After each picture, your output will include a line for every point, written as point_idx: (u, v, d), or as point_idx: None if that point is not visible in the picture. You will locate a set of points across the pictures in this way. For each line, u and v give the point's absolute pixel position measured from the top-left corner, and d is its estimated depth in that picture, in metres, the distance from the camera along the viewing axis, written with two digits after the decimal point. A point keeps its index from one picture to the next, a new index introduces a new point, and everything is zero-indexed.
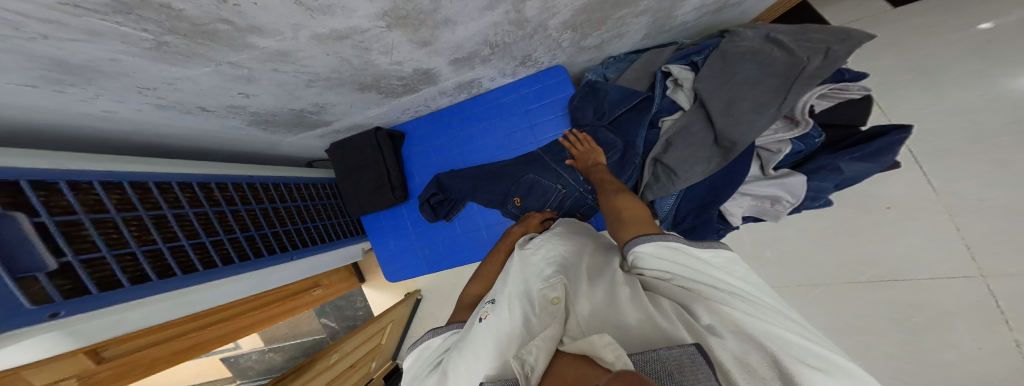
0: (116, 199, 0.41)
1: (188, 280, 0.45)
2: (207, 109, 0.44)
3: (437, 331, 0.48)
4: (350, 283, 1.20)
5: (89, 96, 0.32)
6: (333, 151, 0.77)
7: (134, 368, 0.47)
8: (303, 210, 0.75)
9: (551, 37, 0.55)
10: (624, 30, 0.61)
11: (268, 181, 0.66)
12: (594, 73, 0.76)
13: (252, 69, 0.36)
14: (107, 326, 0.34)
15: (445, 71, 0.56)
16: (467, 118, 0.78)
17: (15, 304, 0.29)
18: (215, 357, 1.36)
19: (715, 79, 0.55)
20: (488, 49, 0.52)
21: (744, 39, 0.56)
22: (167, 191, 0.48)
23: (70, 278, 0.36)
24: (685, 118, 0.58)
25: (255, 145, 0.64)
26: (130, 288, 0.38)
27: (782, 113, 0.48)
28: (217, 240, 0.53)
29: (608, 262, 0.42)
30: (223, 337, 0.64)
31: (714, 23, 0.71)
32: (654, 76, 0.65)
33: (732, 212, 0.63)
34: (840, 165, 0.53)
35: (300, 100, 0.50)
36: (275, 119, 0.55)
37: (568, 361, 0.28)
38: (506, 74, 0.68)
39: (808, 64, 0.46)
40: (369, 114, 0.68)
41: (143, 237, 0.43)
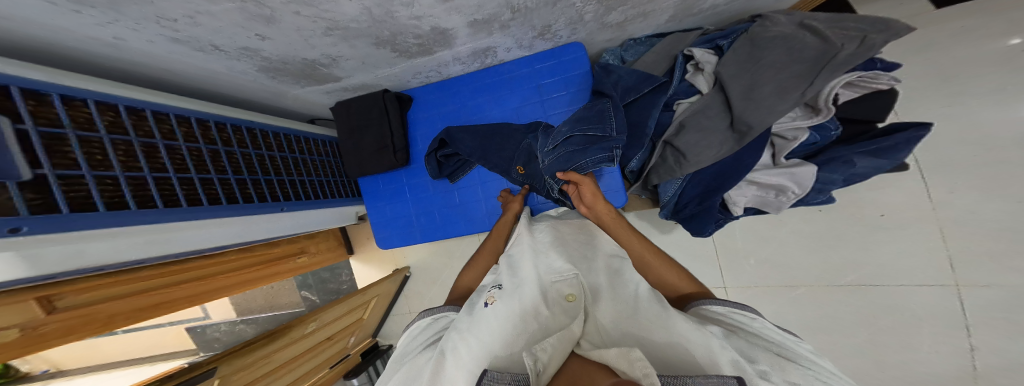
0: (109, 120, 0.40)
1: (169, 215, 0.43)
2: (219, 49, 0.42)
3: (427, 311, 0.49)
4: (338, 255, 1.26)
5: (106, 20, 0.32)
6: (337, 110, 0.76)
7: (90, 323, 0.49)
8: (300, 164, 0.74)
9: (574, 7, 0.53)
10: (650, 8, 0.59)
11: (267, 130, 0.66)
12: (611, 54, 0.75)
13: (274, 10, 0.35)
14: (68, 252, 0.33)
15: (462, 33, 0.54)
16: (477, 88, 0.76)
17: None
18: (180, 326, 1.38)
19: (740, 62, 0.55)
20: (509, 13, 0.50)
21: (776, 24, 0.54)
22: (162, 122, 0.47)
23: (42, 194, 0.33)
24: (702, 101, 0.58)
25: (259, 93, 0.63)
26: (109, 212, 0.37)
27: (804, 99, 0.47)
28: (207, 179, 0.52)
29: (623, 269, 0.45)
30: (189, 299, 0.66)
31: (746, 8, 0.68)
32: (675, 59, 0.64)
33: (735, 201, 0.64)
34: (852, 158, 0.54)
35: (314, 50, 0.48)
36: (285, 68, 0.54)
37: (579, 365, 0.31)
38: (523, 45, 0.67)
39: (841, 51, 0.44)
40: (380, 75, 0.66)
41: (130, 164, 0.42)
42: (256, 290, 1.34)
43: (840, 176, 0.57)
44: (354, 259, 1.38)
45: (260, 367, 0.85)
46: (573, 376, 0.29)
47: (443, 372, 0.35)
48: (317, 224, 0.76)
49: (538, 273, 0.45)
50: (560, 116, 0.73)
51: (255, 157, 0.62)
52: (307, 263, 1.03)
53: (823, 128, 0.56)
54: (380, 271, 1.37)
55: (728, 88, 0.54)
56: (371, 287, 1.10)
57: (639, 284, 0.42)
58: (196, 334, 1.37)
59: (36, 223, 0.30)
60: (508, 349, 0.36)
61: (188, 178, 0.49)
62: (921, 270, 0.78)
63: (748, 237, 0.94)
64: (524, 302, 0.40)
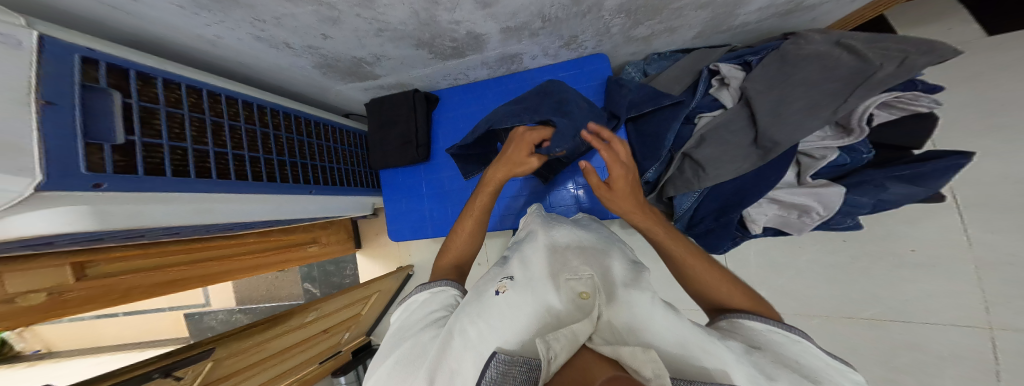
0: (192, 101, 0.47)
1: (216, 186, 0.47)
2: (289, 46, 0.51)
3: (423, 287, 0.49)
4: (345, 248, 1.30)
5: (214, 21, 0.41)
6: (371, 105, 0.81)
7: (108, 293, 0.55)
8: (332, 151, 0.79)
9: (602, 20, 0.56)
10: (678, 23, 0.60)
11: (309, 118, 0.72)
12: (634, 67, 0.77)
13: (341, 12, 0.42)
14: (129, 213, 0.37)
15: (495, 39, 0.58)
16: (500, 92, 0.79)
17: (73, 167, 0.29)
18: (179, 312, 1.42)
19: (768, 79, 0.56)
20: (540, 22, 0.54)
21: (811, 42, 0.54)
22: (231, 105, 0.54)
23: (127, 157, 0.36)
24: (725, 115, 0.59)
25: (308, 87, 0.70)
26: (176, 178, 0.41)
27: (835, 117, 0.48)
28: (255, 157, 0.56)
29: (641, 271, 0.44)
30: (203, 279, 0.72)
31: (779, 27, 0.68)
32: (698, 74, 0.65)
33: (755, 219, 0.64)
34: (885, 183, 0.54)
35: (364, 49, 0.55)
36: (336, 65, 0.60)
37: (591, 359, 0.30)
38: (549, 54, 0.69)
39: (879, 70, 0.45)
40: (414, 74, 0.71)
41: (199, 138, 0.47)
42: (260, 280, 1.40)
43: (868, 199, 0.56)
44: (360, 253, 1.42)
45: (253, 354, 0.86)
46: (583, 367, 0.28)
47: (448, 352, 0.35)
48: (335, 210, 0.80)
49: (551, 268, 0.44)
50: None
51: (295, 142, 0.67)
52: (316, 252, 1.09)
53: (854, 150, 0.56)
54: (384, 268, 1.41)
55: (755, 103, 0.54)
56: (374, 282, 1.16)
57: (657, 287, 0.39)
58: (192, 321, 1.41)
59: (116, 181, 0.34)
60: (518, 338, 0.35)
61: (240, 155, 0.53)
62: (951, 309, 0.74)
63: (763, 261, 0.91)
64: (537, 294, 0.40)
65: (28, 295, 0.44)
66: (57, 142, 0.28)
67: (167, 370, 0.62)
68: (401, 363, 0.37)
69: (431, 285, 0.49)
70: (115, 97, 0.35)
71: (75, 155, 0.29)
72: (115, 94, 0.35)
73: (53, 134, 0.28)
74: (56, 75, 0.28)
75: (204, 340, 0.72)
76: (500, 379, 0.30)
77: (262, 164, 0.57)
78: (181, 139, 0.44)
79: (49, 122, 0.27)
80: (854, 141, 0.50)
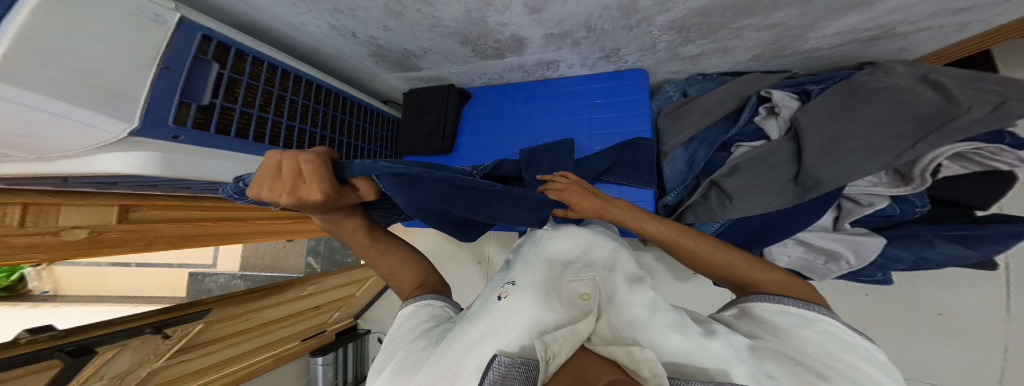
0: (238, 67, 0.51)
1: (252, 147, 0.52)
2: (355, 35, 0.60)
3: (410, 300, 0.48)
4: None
5: (302, 11, 0.52)
6: (409, 95, 0.86)
7: (139, 239, 0.62)
8: (365, 132, 0.83)
9: (650, 35, 0.56)
10: (733, 44, 0.59)
11: (348, 97, 0.77)
12: (674, 86, 0.78)
13: (404, 6, 0.50)
14: (189, 162, 0.43)
15: (536, 44, 0.62)
16: (532, 97, 0.80)
17: (164, 118, 0.38)
18: (185, 270, 1.47)
19: (831, 111, 0.53)
20: (584, 32, 0.56)
21: (891, 75, 0.51)
22: (298, 82, 0.63)
23: (206, 116, 0.46)
24: (767, 146, 0.58)
25: (356, 73, 0.79)
26: (236, 138, 0.49)
27: (895, 162, 0.45)
28: (282, 125, 0.60)
29: (640, 277, 0.43)
30: (223, 236, 0.78)
31: (854, 55, 0.64)
32: (746, 99, 0.64)
33: (776, 257, 0.66)
34: (934, 240, 0.53)
35: (415, 42, 0.63)
36: (388, 55, 0.69)
37: (589, 359, 0.28)
38: (587, 64, 0.70)
39: (964, 114, 0.41)
40: (453, 70, 0.77)
41: (264, 107, 0.56)
42: (267, 249, 1.44)
43: (912, 255, 0.56)
44: None
45: (241, 321, 0.88)
46: (584, 364, 0.27)
47: (440, 355, 0.34)
48: None
49: (552, 273, 0.43)
50: (607, 136, 0.73)
51: (332, 118, 0.72)
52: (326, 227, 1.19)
53: (907, 201, 0.55)
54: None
55: (805, 137, 0.53)
56: None
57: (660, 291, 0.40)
58: (194, 281, 1.44)
59: (190, 136, 0.42)
60: (520, 342, 0.34)
61: (292, 126, 0.61)
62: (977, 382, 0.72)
63: None
64: (540, 294, 0.39)
65: (74, 229, 0.52)
66: (161, 96, 0.38)
67: (157, 327, 0.65)
68: (395, 375, 0.36)
69: (418, 298, 0.47)
70: (213, 67, 0.45)
71: (167, 109, 0.38)
72: (215, 64, 0.45)
73: (161, 88, 0.37)
74: (177, 47, 0.40)
75: (205, 300, 0.76)
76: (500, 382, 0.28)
77: (307, 137, 0.65)
78: (251, 106, 0.53)
79: (161, 80, 0.38)
80: (911, 191, 0.48)
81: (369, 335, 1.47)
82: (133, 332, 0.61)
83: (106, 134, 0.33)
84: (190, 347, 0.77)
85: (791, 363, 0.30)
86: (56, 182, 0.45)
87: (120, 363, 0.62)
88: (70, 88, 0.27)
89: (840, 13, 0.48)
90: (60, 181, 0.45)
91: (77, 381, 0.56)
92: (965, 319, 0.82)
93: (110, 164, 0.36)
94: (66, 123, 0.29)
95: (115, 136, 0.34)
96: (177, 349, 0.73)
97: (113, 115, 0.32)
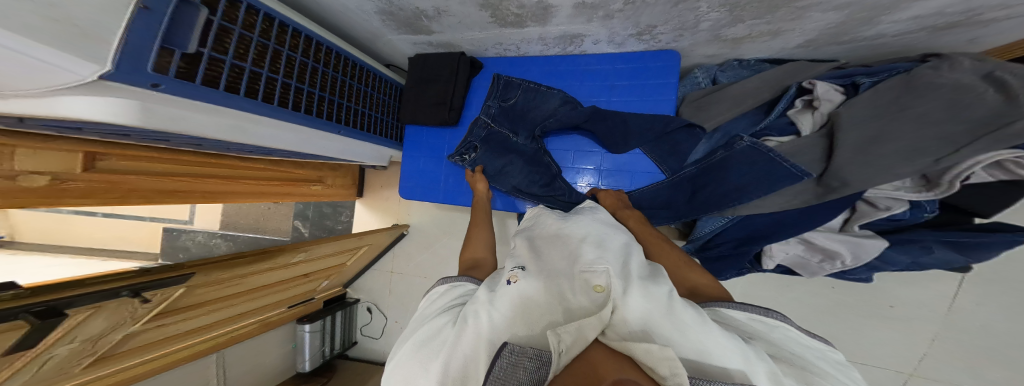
0: (228, 13, 0.47)
1: (246, 103, 0.49)
2: None
3: (447, 280, 0.51)
4: (347, 194, 1.35)
5: None
6: (415, 59, 0.84)
7: (109, 190, 0.60)
8: (363, 95, 0.82)
9: (697, 11, 0.53)
10: (792, 26, 0.57)
11: (351, 58, 0.75)
12: (705, 70, 0.78)
13: None
14: (167, 115, 0.41)
15: (565, 13, 0.59)
16: (551, 72, 0.79)
17: (142, 66, 0.34)
18: (159, 225, 1.41)
19: (877, 108, 0.53)
20: (622, 4, 0.52)
21: (954, 70, 0.47)
22: (295, 36, 0.60)
23: (191, 66, 0.43)
24: (795, 143, 0.60)
25: (360, 32, 0.75)
26: (224, 93, 0.46)
27: (934, 166, 0.47)
28: (285, 83, 0.58)
29: (658, 272, 0.42)
30: (204, 195, 0.78)
31: (921, 43, 0.62)
32: (785, 89, 0.65)
33: (774, 255, 0.69)
34: (932, 245, 0.57)
35: (429, 0, 0.58)
36: (397, 14, 0.65)
37: (601, 356, 0.26)
38: (615, 41, 0.68)
39: (1021, 118, 0.39)
40: (467, 36, 0.74)
41: (258, 61, 0.53)
42: (251, 209, 1.40)
43: (907, 258, 0.59)
44: (360, 201, 1.45)
45: (226, 286, 0.85)
46: (592, 358, 0.26)
47: (462, 337, 0.37)
48: (357, 155, 0.85)
49: (567, 266, 0.43)
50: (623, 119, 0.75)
51: (331, 78, 0.70)
52: (319, 192, 1.14)
53: (918, 207, 0.58)
54: (379, 221, 1.44)
55: (843, 135, 0.54)
56: (368, 234, 1.19)
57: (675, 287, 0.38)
58: (170, 237, 1.37)
59: (172, 85, 0.38)
60: (528, 328, 0.37)
61: (287, 83, 0.58)
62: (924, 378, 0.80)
63: None
64: (553, 285, 0.41)
65: (31, 175, 0.49)
66: (136, 41, 0.33)
67: (137, 290, 0.58)
68: (416, 349, 0.39)
69: (451, 279, 0.50)
70: (201, 13, 0.40)
71: (145, 54, 0.34)
72: (203, 10, 0.40)
73: (135, 31, 0.32)
74: None
75: (188, 264, 0.71)
76: (511, 367, 0.31)
77: (303, 95, 0.63)
78: (243, 59, 0.50)
79: (139, 22, 0.32)
80: (932, 197, 0.50)
81: (358, 303, 1.49)
82: (110, 293, 0.55)
83: (73, 77, 0.29)
84: (171, 310, 0.73)
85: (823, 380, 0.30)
86: (10, 122, 0.41)
87: (94, 325, 0.58)
88: (35, 26, 0.22)
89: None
90: (14, 120, 0.41)
91: (43, 343, 0.51)
92: (917, 311, 0.92)
93: (76, 108, 0.33)
94: (33, 66, 0.25)
95: (83, 78, 0.30)
96: (156, 312, 0.69)
97: (82, 57, 0.27)
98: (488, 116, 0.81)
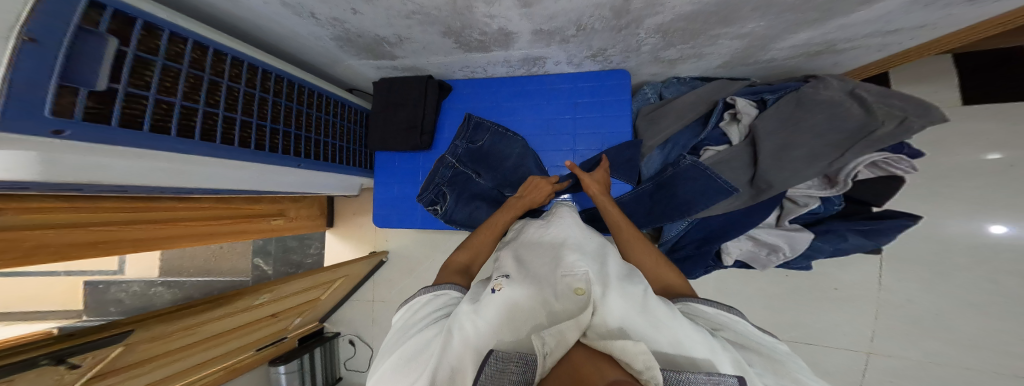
0: (150, 47, 0.45)
1: (196, 146, 0.50)
2: (315, 16, 0.56)
3: (429, 289, 0.50)
4: (316, 224, 1.30)
5: None
6: (380, 84, 0.85)
7: (12, 250, 0.49)
8: (323, 123, 0.81)
9: (636, 37, 0.60)
10: (708, 51, 0.65)
11: (305, 85, 0.74)
12: (651, 87, 0.86)
13: None
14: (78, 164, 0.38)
15: (524, 39, 0.63)
16: (515, 93, 0.84)
17: (36, 110, 0.30)
18: (79, 279, 1.19)
19: (780, 121, 0.63)
20: (574, 29, 0.58)
21: (828, 87, 0.60)
22: (235, 66, 0.59)
23: (103, 105, 0.39)
24: (728, 152, 0.69)
25: (319, 57, 0.75)
26: (147, 134, 0.42)
27: (831, 168, 0.55)
28: (229, 117, 0.57)
29: (634, 275, 0.45)
30: (134, 244, 0.69)
31: (803, 68, 0.75)
32: (714, 105, 0.73)
33: (729, 252, 0.74)
34: (845, 233, 0.64)
35: (390, 28, 0.61)
36: (357, 40, 0.66)
37: (582, 355, 0.28)
38: (573, 62, 0.74)
39: (879, 128, 0.51)
40: (433, 61, 0.77)
41: (190, 94, 0.50)
42: (199, 248, 1.28)
43: (829, 246, 0.66)
44: (332, 230, 1.41)
45: (177, 339, 0.76)
46: (572, 359, 0.27)
47: (450, 349, 0.37)
48: (313, 187, 0.84)
49: (550, 267, 0.45)
50: (586, 134, 0.80)
51: (282, 107, 0.68)
52: (281, 226, 1.08)
53: (828, 201, 0.66)
54: (354, 249, 1.40)
55: (761, 144, 0.62)
56: (342, 266, 1.15)
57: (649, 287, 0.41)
58: (94, 291, 1.19)
59: (78, 129, 0.35)
60: (513, 336, 0.38)
61: (231, 116, 0.57)
62: None
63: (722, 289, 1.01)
64: (537, 290, 0.42)
65: None
66: (28, 84, 0.29)
67: (59, 357, 0.50)
68: (400, 366, 0.39)
69: (435, 288, 0.50)
70: (110, 43, 0.37)
71: (39, 97, 0.30)
72: (110, 39, 0.37)
73: (32, 73, 0.29)
74: (53, 15, 0.31)
75: (119, 322, 0.63)
76: (497, 375, 0.31)
77: (251, 129, 0.61)
78: (171, 93, 0.47)
79: (29, 59, 0.28)
80: (834, 193, 0.58)
81: (338, 338, 1.40)
82: (31, 364, 0.46)
83: None
84: (110, 371, 0.65)
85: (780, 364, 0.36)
86: None
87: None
88: None
89: (799, 28, 0.55)
90: None
91: None
92: (853, 291, 1.03)
93: None
94: None
95: None
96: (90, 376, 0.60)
97: None
98: (455, 156, 0.82)
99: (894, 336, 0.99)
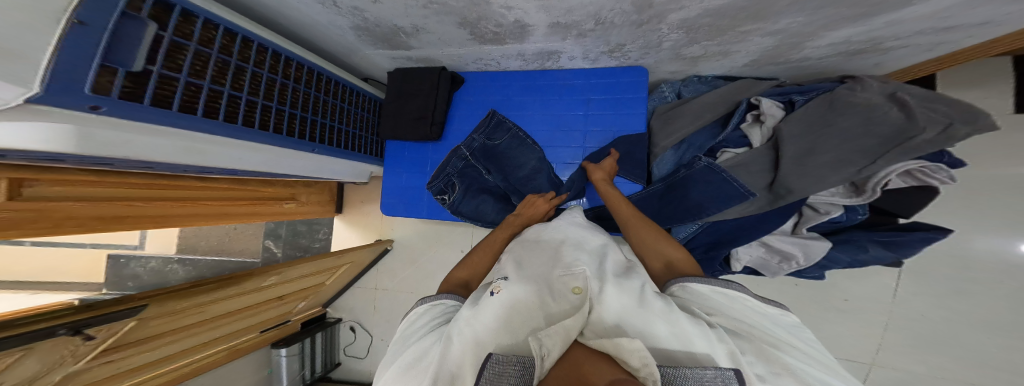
0: (182, 31, 0.45)
1: (216, 127, 0.49)
2: (336, 4, 0.56)
3: (425, 299, 0.50)
4: (325, 210, 1.30)
5: None
6: (395, 74, 0.85)
7: (38, 220, 0.52)
8: (338, 111, 0.81)
9: (658, 32, 0.58)
10: (734, 48, 0.63)
11: (324, 73, 0.74)
12: (670, 86, 0.84)
13: None
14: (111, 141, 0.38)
15: (541, 32, 0.62)
16: (530, 87, 0.83)
17: (76, 87, 0.30)
18: (103, 252, 1.26)
19: (807, 124, 0.60)
20: (593, 23, 0.56)
21: (866, 90, 0.56)
22: (261, 52, 0.59)
23: (137, 85, 0.40)
24: (748, 154, 0.66)
25: (335, 46, 0.75)
26: (176, 114, 0.43)
27: (859, 174, 0.53)
28: (252, 101, 0.57)
29: (631, 271, 0.45)
30: (154, 220, 0.70)
31: (840, 67, 0.72)
32: (737, 105, 0.71)
33: (740, 257, 0.73)
34: (866, 245, 0.62)
35: (408, 18, 0.60)
36: (374, 29, 0.66)
37: (581, 355, 0.28)
38: (589, 58, 0.72)
39: (919, 134, 0.47)
40: (447, 52, 0.76)
41: (218, 78, 0.51)
42: (212, 229, 1.31)
43: (847, 257, 0.64)
44: (339, 218, 1.42)
45: (187, 316, 0.78)
46: (575, 360, 0.27)
47: (447, 356, 0.36)
48: (326, 172, 0.84)
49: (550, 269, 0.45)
50: (598, 131, 0.78)
51: (302, 94, 0.69)
52: (293, 210, 1.10)
53: (853, 210, 0.63)
54: (361, 238, 1.40)
55: (783, 147, 0.60)
56: (348, 252, 1.15)
57: (646, 285, 0.41)
58: (116, 265, 1.24)
59: (114, 106, 0.35)
60: (511, 337, 0.37)
61: (253, 101, 0.57)
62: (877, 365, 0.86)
63: None
64: (537, 292, 0.42)
65: None
66: (68, 62, 0.29)
67: (76, 327, 0.51)
68: (402, 374, 0.38)
69: (431, 298, 0.50)
70: (150, 27, 0.38)
71: (81, 75, 0.31)
72: (151, 24, 0.38)
73: (71, 51, 0.29)
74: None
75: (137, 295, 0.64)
76: (495, 378, 0.30)
77: (272, 113, 0.62)
78: (200, 76, 0.48)
79: (72, 39, 0.29)
80: (860, 201, 0.56)
81: (339, 324, 1.42)
82: (48, 333, 0.48)
83: None
84: (123, 345, 0.67)
85: (777, 352, 0.32)
86: None
87: (24, 369, 0.50)
88: None
89: (841, 24, 0.52)
90: None
91: None
92: (867, 303, 1.00)
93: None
94: None
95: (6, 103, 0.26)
96: (103, 348, 0.62)
97: (11, 81, 0.24)
98: (469, 149, 0.80)
99: (906, 351, 0.97)
